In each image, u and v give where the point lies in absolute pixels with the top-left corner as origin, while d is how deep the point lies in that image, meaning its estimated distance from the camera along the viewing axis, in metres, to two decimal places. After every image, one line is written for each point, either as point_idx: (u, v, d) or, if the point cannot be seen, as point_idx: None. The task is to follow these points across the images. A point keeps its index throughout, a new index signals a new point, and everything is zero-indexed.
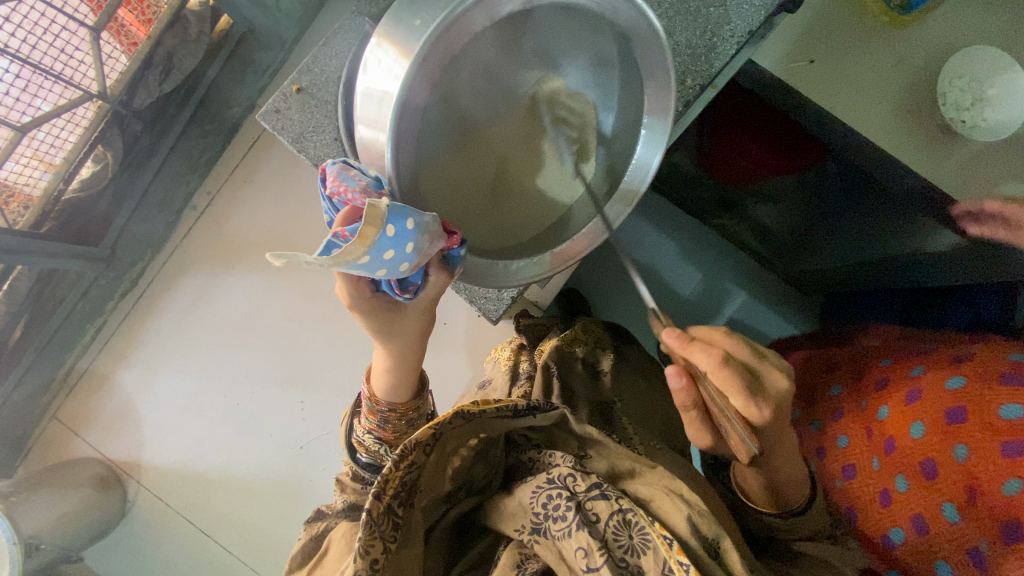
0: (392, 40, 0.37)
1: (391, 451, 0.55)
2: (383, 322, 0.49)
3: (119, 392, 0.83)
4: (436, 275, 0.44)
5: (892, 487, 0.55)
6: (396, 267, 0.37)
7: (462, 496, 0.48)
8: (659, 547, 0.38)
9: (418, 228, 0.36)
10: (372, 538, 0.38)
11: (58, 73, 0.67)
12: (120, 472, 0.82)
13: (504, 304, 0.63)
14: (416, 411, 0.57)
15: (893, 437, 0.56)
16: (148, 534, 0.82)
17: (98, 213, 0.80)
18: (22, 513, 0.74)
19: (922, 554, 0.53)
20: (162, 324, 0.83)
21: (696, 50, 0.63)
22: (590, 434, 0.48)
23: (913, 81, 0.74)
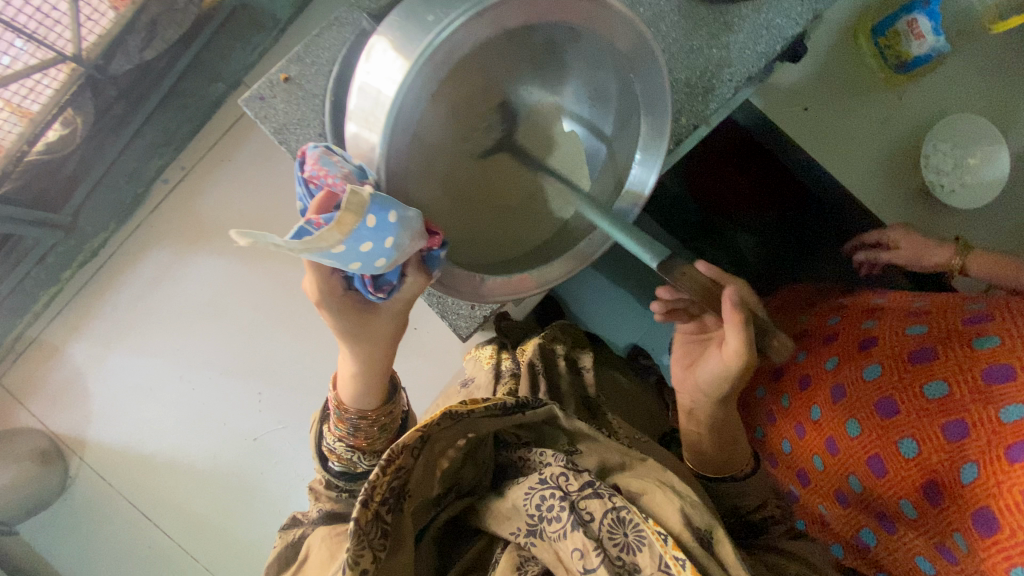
0: (389, 38, 0.35)
1: (365, 459, 0.53)
2: (355, 322, 0.47)
3: (68, 364, 0.80)
4: (413, 277, 0.42)
5: (845, 489, 0.53)
6: (371, 262, 0.36)
7: (452, 498, 0.47)
8: (654, 544, 0.38)
9: (400, 223, 0.35)
10: (361, 548, 0.37)
11: (31, 32, 0.67)
12: (64, 447, 0.80)
13: (476, 321, 0.63)
14: (388, 416, 0.53)
15: (830, 437, 0.53)
16: (89, 513, 0.80)
17: (63, 179, 0.77)
18: None
19: (897, 555, 0.50)
20: (120, 298, 0.80)
21: (694, 89, 0.61)
22: (579, 429, 0.47)
23: (899, 141, 0.75)
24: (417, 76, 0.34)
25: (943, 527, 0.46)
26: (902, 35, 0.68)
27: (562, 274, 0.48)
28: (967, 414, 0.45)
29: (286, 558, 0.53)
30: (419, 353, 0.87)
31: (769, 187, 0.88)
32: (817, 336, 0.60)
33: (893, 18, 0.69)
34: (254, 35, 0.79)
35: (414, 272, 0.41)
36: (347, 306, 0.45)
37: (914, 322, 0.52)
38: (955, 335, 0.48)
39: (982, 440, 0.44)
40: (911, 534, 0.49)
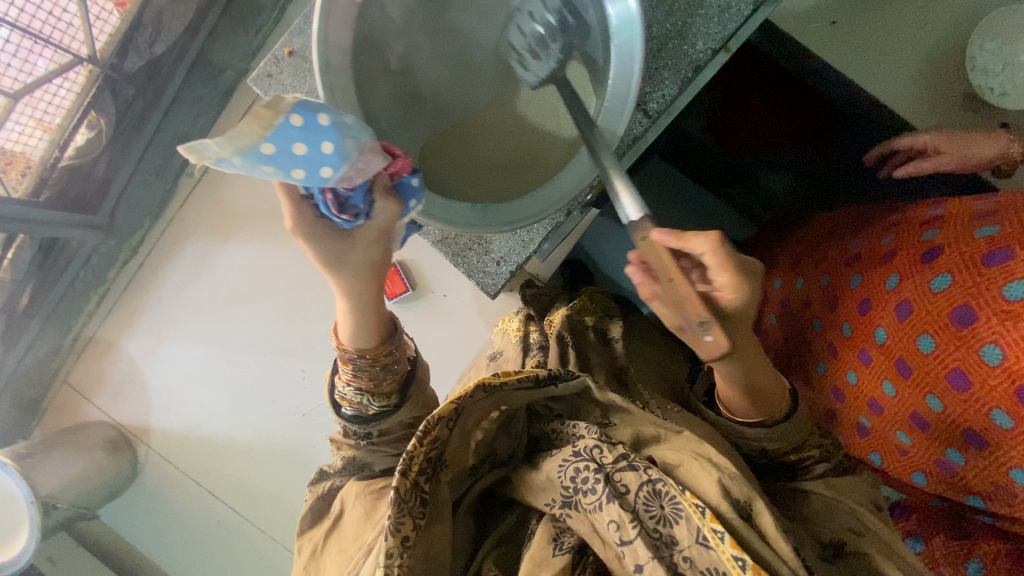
0: None
1: (375, 400, 0.47)
2: (332, 248, 0.41)
3: (125, 358, 0.84)
4: (382, 203, 0.37)
5: (922, 412, 0.46)
6: (316, 172, 0.32)
7: (486, 470, 0.47)
8: (692, 516, 0.38)
9: (337, 125, 0.32)
10: (401, 515, 0.37)
11: (46, 37, 0.68)
12: (131, 437, 0.85)
13: (504, 277, 0.62)
14: (394, 357, 0.47)
15: (901, 358, 0.47)
16: (161, 495, 0.85)
17: (96, 180, 0.80)
18: (38, 474, 0.76)
19: (991, 469, 0.44)
20: (163, 292, 0.84)
21: (710, 10, 0.58)
22: (613, 401, 0.47)
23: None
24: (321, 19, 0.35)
25: None
26: None
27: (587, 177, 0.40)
28: None
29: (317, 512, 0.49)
30: (453, 320, 0.83)
31: (797, 116, 0.82)
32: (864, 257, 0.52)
33: None
34: (255, 18, 0.79)
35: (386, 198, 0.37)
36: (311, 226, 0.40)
37: (982, 220, 0.43)
38: None
39: None
40: (1007, 449, 0.42)
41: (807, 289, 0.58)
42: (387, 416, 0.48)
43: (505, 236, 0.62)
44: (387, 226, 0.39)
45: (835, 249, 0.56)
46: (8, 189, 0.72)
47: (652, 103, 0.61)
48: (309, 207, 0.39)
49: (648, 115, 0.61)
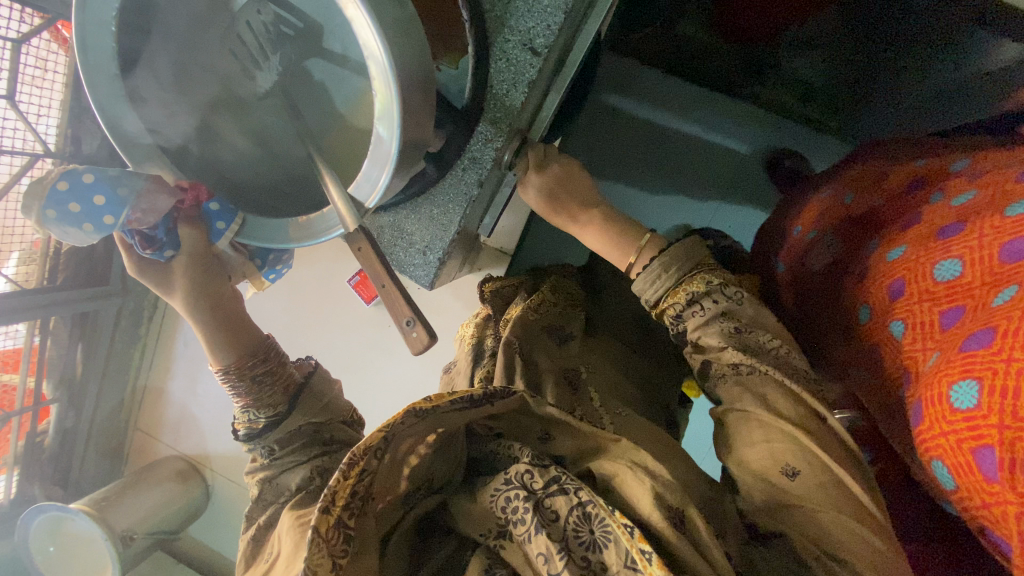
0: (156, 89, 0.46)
1: (260, 413, 0.53)
2: (159, 274, 0.53)
3: (173, 401, 0.96)
4: (187, 228, 0.50)
5: (864, 377, 0.53)
6: (99, 218, 0.45)
7: (422, 496, 0.45)
8: (620, 538, 0.37)
9: (97, 180, 0.45)
10: (320, 557, 0.36)
11: (2, 147, 0.85)
12: (196, 464, 0.96)
13: (433, 266, 0.62)
14: (261, 364, 0.53)
15: (857, 320, 0.53)
16: (230, 510, 0.97)
17: (98, 255, 0.98)
18: (115, 512, 0.90)
19: (909, 441, 0.50)
20: (186, 336, 0.95)
21: None
22: (551, 414, 0.47)
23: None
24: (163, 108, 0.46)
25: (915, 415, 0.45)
26: None
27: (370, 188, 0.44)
28: (967, 298, 0.41)
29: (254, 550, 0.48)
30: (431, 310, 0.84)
31: None
32: (877, 209, 0.55)
33: None
34: None
35: (187, 224, 0.50)
36: (142, 266, 0.53)
37: (968, 187, 0.45)
38: (995, 206, 0.41)
39: (963, 325, 0.40)
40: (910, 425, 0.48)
41: (803, 236, 0.64)
42: (277, 424, 0.53)
43: (421, 224, 0.61)
44: (196, 248, 0.51)
45: (852, 199, 0.60)
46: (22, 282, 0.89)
47: (539, 40, 0.54)
48: (135, 253, 0.53)
49: (538, 53, 0.55)
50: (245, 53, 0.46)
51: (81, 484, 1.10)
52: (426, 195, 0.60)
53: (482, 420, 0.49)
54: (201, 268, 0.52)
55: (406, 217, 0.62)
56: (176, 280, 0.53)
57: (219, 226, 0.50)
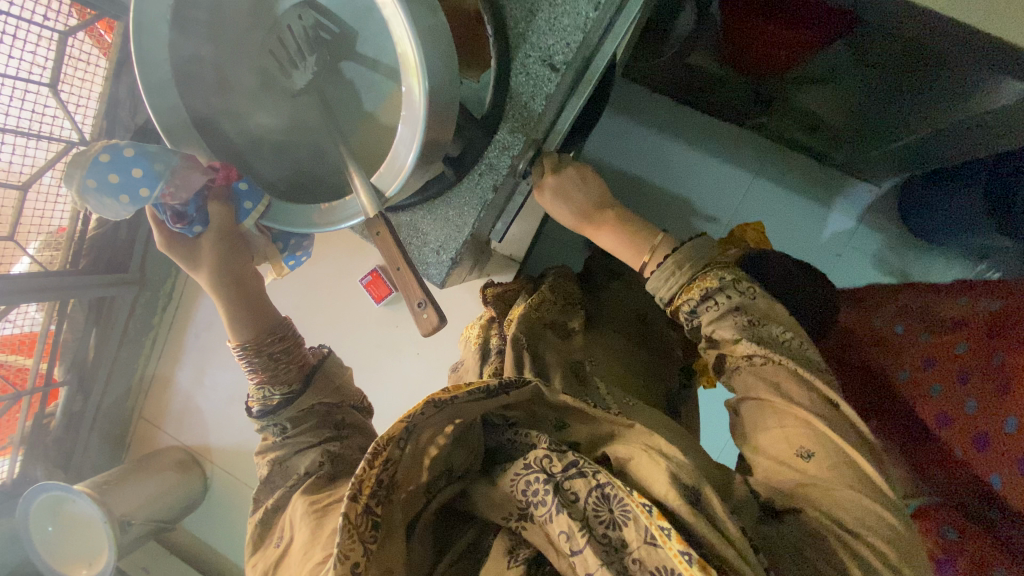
0: (199, 78, 0.50)
1: (274, 390, 0.55)
2: (185, 250, 0.55)
3: (180, 391, 0.98)
4: (217, 205, 0.52)
5: (960, 406, 0.55)
6: (133, 191, 0.47)
7: (444, 485, 0.47)
8: (639, 516, 0.38)
9: (136, 154, 0.47)
10: (352, 543, 0.39)
11: (38, 132, 0.88)
12: (197, 456, 0.98)
13: (446, 267, 0.64)
14: (277, 343, 0.56)
15: (972, 343, 0.56)
16: (226, 504, 0.98)
17: (121, 243, 1.01)
18: (116, 498, 0.90)
19: (994, 466, 0.52)
20: (197, 327, 0.97)
21: None
22: (564, 402, 0.49)
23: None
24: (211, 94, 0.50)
25: None
26: None
27: (395, 173, 0.47)
28: None
29: (264, 529, 0.52)
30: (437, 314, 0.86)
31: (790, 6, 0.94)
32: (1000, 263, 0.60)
33: None
34: None
35: (216, 202, 0.52)
36: (171, 240, 0.55)
37: None
38: None
39: None
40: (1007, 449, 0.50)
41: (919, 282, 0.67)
42: (289, 403, 0.55)
43: (437, 224, 0.64)
44: (224, 226, 0.54)
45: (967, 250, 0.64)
46: (43, 265, 0.93)
47: (557, 57, 0.58)
48: (165, 229, 0.55)
49: (556, 69, 0.58)
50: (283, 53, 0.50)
51: (82, 471, 1.12)
52: (441, 198, 0.63)
53: (496, 410, 0.51)
54: (227, 245, 0.55)
55: (422, 217, 0.64)
56: (205, 254, 0.55)
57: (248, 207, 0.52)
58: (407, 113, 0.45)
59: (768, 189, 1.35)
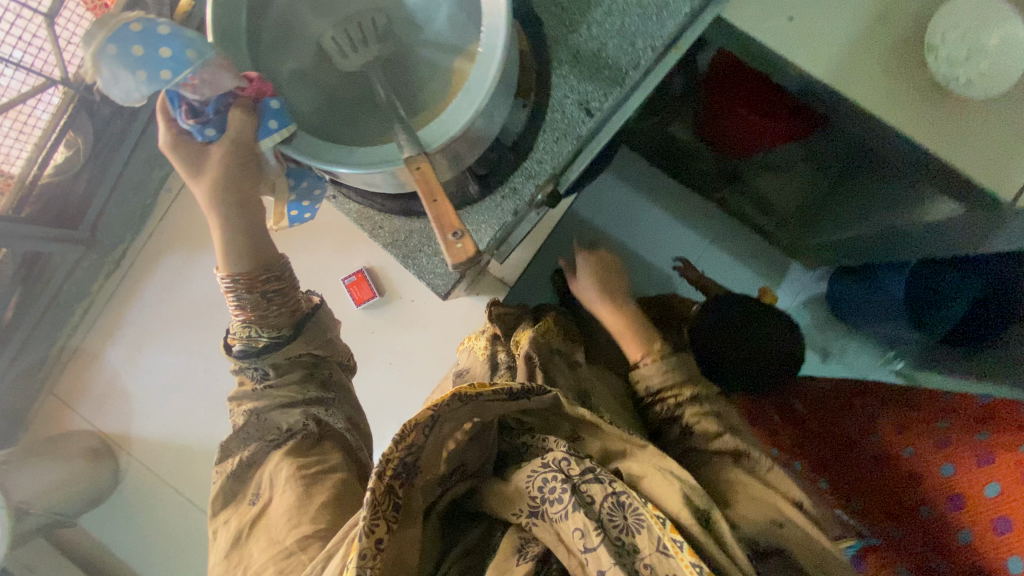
0: (290, 32, 0.57)
1: (262, 332, 0.55)
2: (191, 155, 0.52)
3: (109, 368, 0.95)
4: (239, 111, 0.48)
5: (935, 475, 0.78)
6: (156, 71, 0.43)
7: (457, 478, 0.51)
8: (653, 527, 0.41)
9: (171, 33, 0.43)
10: (376, 518, 0.41)
11: (18, 61, 0.80)
12: (113, 443, 0.93)
13: (452, 280, 0.63)
14: (272, 280, 0.55)
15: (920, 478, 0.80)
16: (140, 500, 0.92)
17: (76, 197, 0.94)
18: (14, 480, 0.84)
19: (946, 508, 0.76)
20: (143, 302, 0.95)
21: (646, 9, 0.61)
22: (582, 416, 0.51)
23: (877, 22, 0.74)
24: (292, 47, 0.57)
25: (972, 491, 0.73)
26: None
27: (438, 137, 0.48)
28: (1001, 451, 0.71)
29: (236, 485, 0.57)
30: (418, 325, 0.85)
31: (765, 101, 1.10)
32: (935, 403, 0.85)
33: None
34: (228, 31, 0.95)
35: (240, 110, 0.48)
36: (180, 140, 0.51)
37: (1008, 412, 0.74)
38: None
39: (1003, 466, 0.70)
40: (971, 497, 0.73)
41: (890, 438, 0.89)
42: (278, 347, 0.56)
43: (451, 237, 0.63)
44: (241, 137, 0.49)
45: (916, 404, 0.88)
46: None
47: (594, 103, 0.62)
48: (176, 128, 0.51)
49: (591, 114, 0.62)
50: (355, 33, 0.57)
51: None
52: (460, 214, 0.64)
53: (515, 414, 0.55)
54: (240, 162, 0.51)
55: (437, 227, 0.64)
56: (214, 161, 0.51)
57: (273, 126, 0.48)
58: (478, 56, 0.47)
59: (720, 256, 1.48)
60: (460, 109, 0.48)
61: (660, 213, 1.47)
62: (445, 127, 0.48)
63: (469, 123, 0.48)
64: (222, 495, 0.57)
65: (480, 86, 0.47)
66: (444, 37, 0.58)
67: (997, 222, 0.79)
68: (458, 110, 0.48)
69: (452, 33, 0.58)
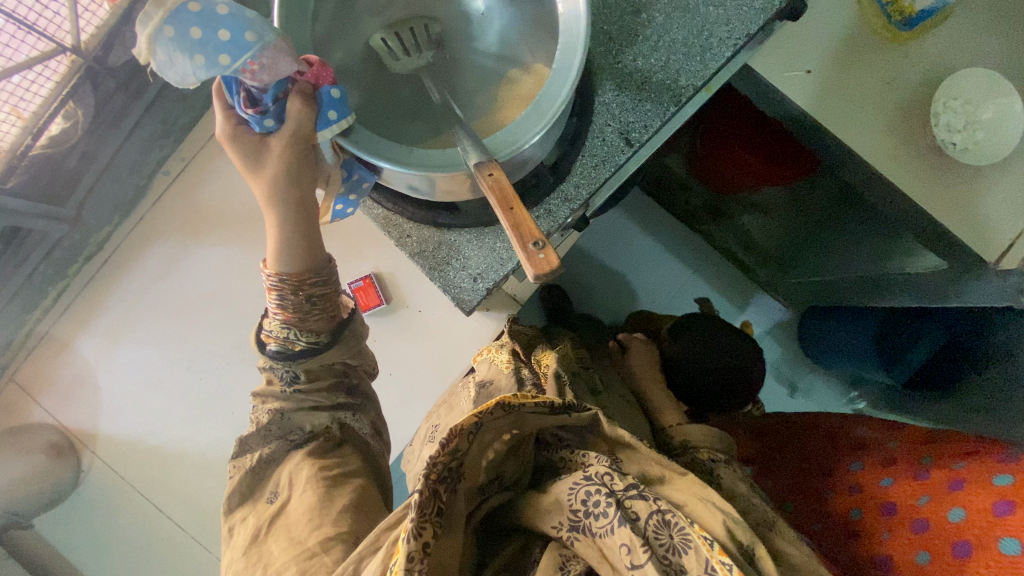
0: (344, 29, 0.55)
1: (302, 336, 0.56)
2: (249, 151, 0.50)
3: (77, 359, 0.87)
4: (300, 105, 0.47)
5: (898, 502, 0.70)
6: (215, 56, 0.40)
7: (494, 489, 0.55)
8: (700, 548, 0.45)
9: (232, 14, 0.40)
10: (422, 522, 0.43)
11: (31, 23, 0.79)
12: (76, 442, 0.86)
13: (479, 295, 0.63)
14: (318, 285, 0.56)
15: (886, 502, 0.72)
16: (104, 506, 0.86)
17: (67, 172, 0.89)
18: None
19: (905, 538, 0.66)
20: (124, 289, 0.87)
21: (691, 49, 0.63)
22: (619, 436, 0.56)
23: (889, 85, 0.79)
24: (340, 42, 0.55)
25: (936, 520, 0.64)
26: None
27: (505, 145, 0.46)
28: (974, 479, 0.62)
29: (253, 481, 0.58)
30: (422, 337, 0.82)
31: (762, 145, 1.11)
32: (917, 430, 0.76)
33: None
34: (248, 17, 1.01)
35: (299, 101, 0.46)
36: (237, 134, 0.50)
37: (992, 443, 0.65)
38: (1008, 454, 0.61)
39: (974, 495, 0.60)
40: (935, 530, 0.63)
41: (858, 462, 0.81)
42: (315, 352, 0.57)
43: (481, 252, 0.63)
44: (300, 131, 0.48)
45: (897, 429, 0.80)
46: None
47: (634, 133, 0.63)
48: (232, 123, 0.50)
49: (630, 144, 0.63)
50: (399, 41, 0.56)
51: None
52: (496, 227, 0.62)
53: (553, 430, 0.57)
54: (299, 157, 0.50)
55: (467, 242, 0.63)
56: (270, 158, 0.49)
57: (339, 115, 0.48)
58: (554, 64, 0.47)
59: (704, 288, 1.52)
60: (530, 119, 0.46)
61: (651, 241, 1.51)
62: (514, 136, 0.46)
63: (539, 136, 0.46)
64: (239, 490, 0.58)
65: (555, 96, 0.46)
66: (496, 55, 0.59)
67: (958, 290, 0.85)
68: (527, 121, 0.46)
69: (506, 51, 0.59)
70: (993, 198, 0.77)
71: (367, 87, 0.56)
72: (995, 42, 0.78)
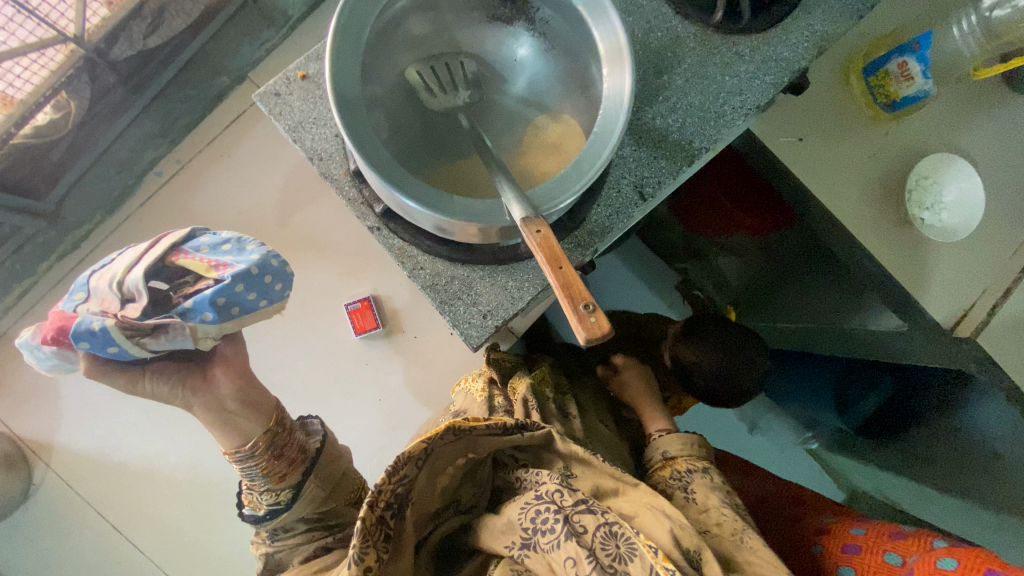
0: (379, 60, 0.55)
1: (265, 499, 0.67)
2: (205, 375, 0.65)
3: (38, 362, 0.90)
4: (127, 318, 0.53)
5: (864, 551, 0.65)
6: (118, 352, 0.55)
7: (451, 513, 0.62)
8: (645, 555, 0.49)
9: (84, 336, 0.53)
10: (366, 548, 0.50)
11: (35, 10, 0.83)
12: (30, 453, 0.88)
13: (488, 331, 0.63)
14: (278, 453, 0.68)
15: (851, 549, 0.67)
16: (57, 518, 0.89)
17: (51, 163, 0.96)
18: None
19: None
20: None
21: (707, 114, 0.66)
22: (574, 451, 0.61)
23: (867, 159, 0.85)
24: (375, 73, 0.54)
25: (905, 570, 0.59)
26: (892, 76, 0.79)
27: (543, 200, 0.48)
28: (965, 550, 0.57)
29: None
30: (416, 361, 0.91)
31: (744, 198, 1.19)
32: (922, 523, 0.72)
33: (882, 61, 0.80)
34: (264, 30, 1.04)
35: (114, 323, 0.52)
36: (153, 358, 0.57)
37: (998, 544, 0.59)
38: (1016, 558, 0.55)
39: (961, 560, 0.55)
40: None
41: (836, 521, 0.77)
42: (276, 511, 0.67)
43: (493, 289, 0.63)
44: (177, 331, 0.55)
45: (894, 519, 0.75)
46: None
47: (648, 188, 0.65)
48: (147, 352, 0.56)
49: (644, 198, 0.65)
50: (435, 80, 0.57)
51: None
52: (507, 267, 0.63)
53: (509, 451, 0.64)
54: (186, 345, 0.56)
55: (479, 278, 0.63)
56: (225, 330, 0.56)
57: (224, 249, 0.56)
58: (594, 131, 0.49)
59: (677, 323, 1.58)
60: (567, 177, 0.48)
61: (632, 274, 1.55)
62: (551, 193, 0.48)
63: (573, 196, 0.48)
64: None
65: (596, 158, 0.48)
66: (528, 99, 0.60)
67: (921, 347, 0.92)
68: (564, 179, 0.48)
69: (536, 98, 0.60)
70: (949, 273, 0.83)
71: (399, 123, 0.56)
72: (961, 128, 0.85)
